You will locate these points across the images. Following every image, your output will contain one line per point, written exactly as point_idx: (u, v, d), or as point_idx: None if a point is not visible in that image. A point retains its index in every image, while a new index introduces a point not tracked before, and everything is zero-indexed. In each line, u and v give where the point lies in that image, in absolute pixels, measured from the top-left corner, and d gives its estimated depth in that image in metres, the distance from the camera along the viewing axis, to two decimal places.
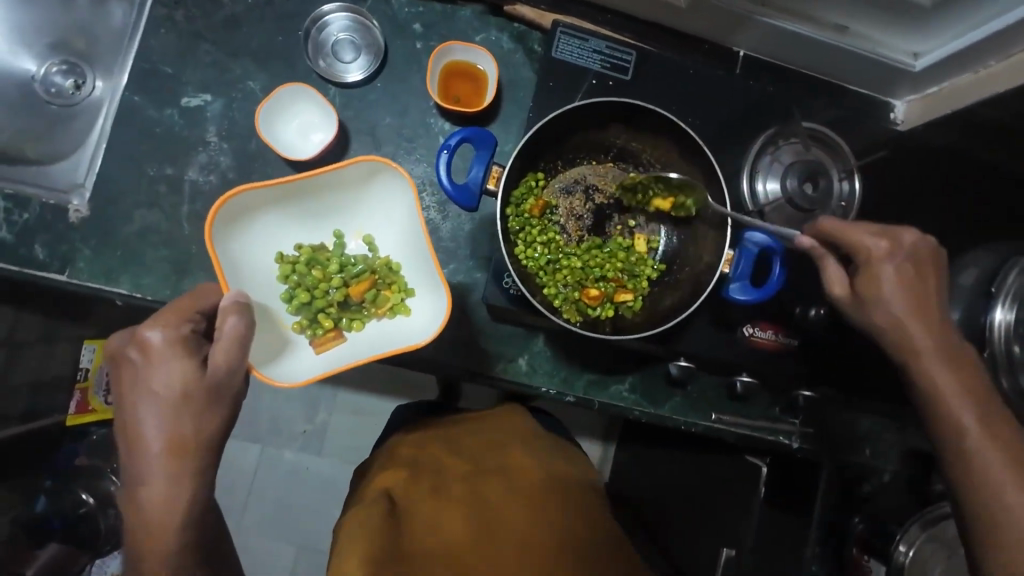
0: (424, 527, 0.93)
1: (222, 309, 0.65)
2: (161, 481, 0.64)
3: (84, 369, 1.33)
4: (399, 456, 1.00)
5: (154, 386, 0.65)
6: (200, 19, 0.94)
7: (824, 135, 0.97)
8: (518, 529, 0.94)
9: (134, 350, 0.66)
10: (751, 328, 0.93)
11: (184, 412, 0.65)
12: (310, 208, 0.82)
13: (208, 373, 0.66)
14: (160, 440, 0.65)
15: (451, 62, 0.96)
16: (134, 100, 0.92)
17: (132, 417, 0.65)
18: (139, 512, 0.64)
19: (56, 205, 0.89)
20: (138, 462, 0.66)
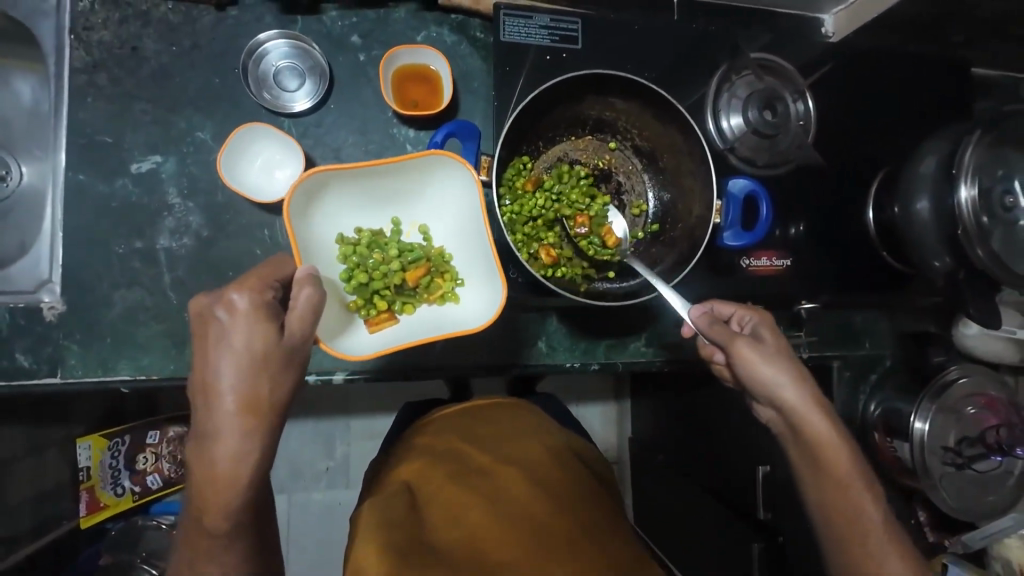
0: (441, 520, 0.85)
1: (297, 281, 0.63)
2: (231, 438, 0.56)
3: (84, 468, 1.27)
4: (420, 449, 0.97)
5: (230, 340, 0.57)
6: (125, 78, 0.88)
7: (772, 63, 1.01)
8: (535, 516, 0.85)
9: (218, 307, 0.58)
10: (748, 258, 0.96)
11: (265, 370, 0.58)
12: (376, 191, 0.81)
13: (285, 339, 0.60)
14: (232, 398, 0.56)
15: (401, 68, 0.94)
16: (79, 178, 0.87)
17: (206, 371, 0.57)
18: (205, 469, 0.56)
19: (27, 306, 0.84)
20: (207, 416, 0.57)
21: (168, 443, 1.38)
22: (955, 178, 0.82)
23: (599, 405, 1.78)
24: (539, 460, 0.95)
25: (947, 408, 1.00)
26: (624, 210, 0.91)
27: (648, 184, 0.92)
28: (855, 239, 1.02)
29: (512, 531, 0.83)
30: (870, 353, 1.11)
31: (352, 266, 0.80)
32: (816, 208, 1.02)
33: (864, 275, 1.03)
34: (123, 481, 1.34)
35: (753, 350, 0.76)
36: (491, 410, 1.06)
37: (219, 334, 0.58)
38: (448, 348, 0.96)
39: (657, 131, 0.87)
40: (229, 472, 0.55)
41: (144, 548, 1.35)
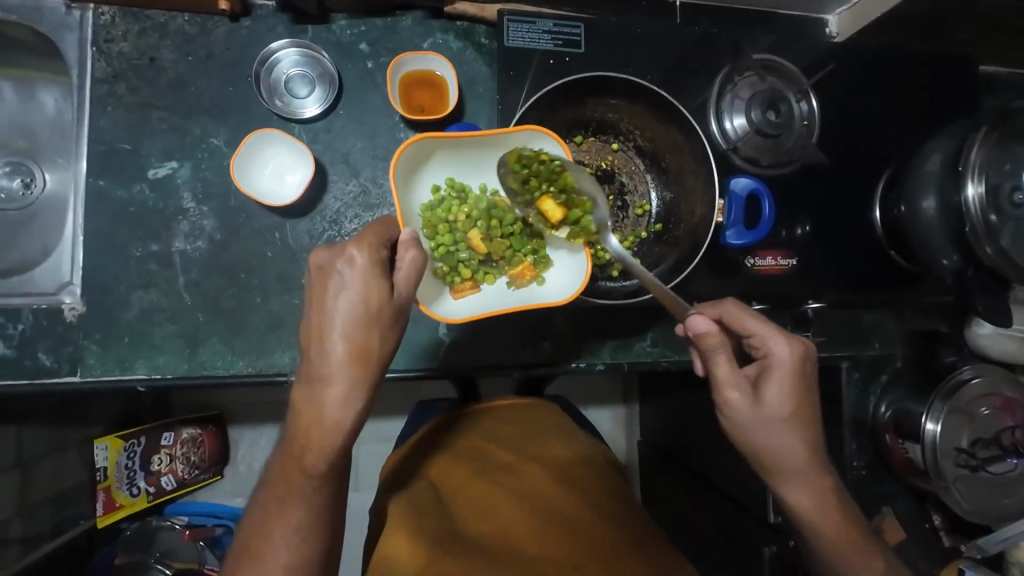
0: (468, 513, 0.86)
1: (404, 243, 0.65)
2: (343, 383, 0.61)
3: (101, 468, 1.28)
4: (443, 447, 0.98)
5: (349, 292, 0.61)
6: (144, 87, 0.92)
7: (774, 63, 1.01)
8: (562, 510, 0.86)
9: (339, 260, 0.61)
10: (753, 258, 0.96)
11: (375, 327, 0.62)
12: (469, 161, 0.83)
13: (395, 296, 0.63)
14: (344, 347, 0.60)
15: (407, 74, 0.96)
16: (99, 184, 0.90)
17: (323, 318, 0.61)
18: (313, 409, 0.61)
19: (48, 308, 0.87)
20: (318, 362, 0.61)
21: (181, 445, 1.42)
22: (961, 175, 0.82)
23: (609, 409, 1.78)
24: (564, 460, 0.95)
25: (958, 410, 0.98)
26: (627, 210, 0.91)
27: (651, 184, 0.92)
28: (863, 238, 1.02)
29: (541, 524, 0.83)
30: (880, 353, 1.10)
31: (439, 231, 0.80)
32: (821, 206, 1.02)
33: (870, 274, 1.03)
34: (138, 482, 1.36)
35: (767, 409, 0.75)
36: (510, 410, 1.06)
37: (338, 286, 0.61)
38: (454, 347, 0.97)
39: (659, 133, 0.87)
40: (336, 415, 0.60)
41: (158, 548, 1.40)
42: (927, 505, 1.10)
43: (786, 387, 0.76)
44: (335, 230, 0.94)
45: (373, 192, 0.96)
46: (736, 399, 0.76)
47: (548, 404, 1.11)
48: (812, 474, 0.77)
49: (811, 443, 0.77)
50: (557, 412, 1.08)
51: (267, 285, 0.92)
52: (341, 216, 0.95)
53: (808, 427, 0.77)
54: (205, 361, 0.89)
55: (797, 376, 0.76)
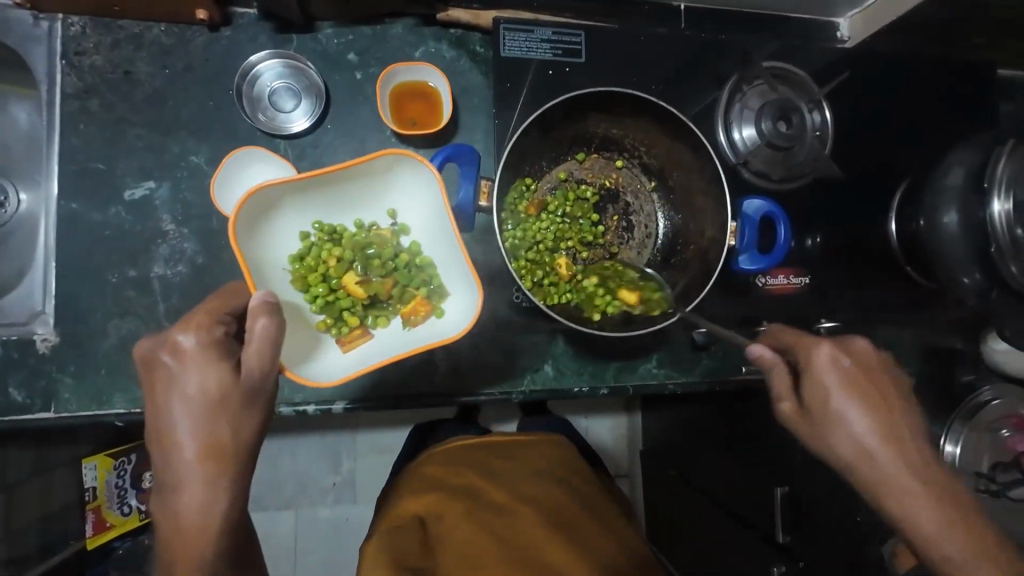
0: (452, 560, 0.80)
1: (252, 310, 0.57)
2: (193, 485, 0.55)
3: (90, 488, 1.26)
4: (429, 480, 0.93)
5: (183, 385, 0.56)
6: (119, 103, 0.87)
7: (785, 71, 0.96)
8: (556, 563, 0.81)
9: (164, 351, 0.57)
10: (764, 277, 0.91)
11: (223, 414, 0.57)
12: (331, 204, 0.81)
13: (242, 377, 0.58)
14: (192, 444, 0.56)
15: (399, 85, 0.91)
16: (72, 206, 0.85)
17: (161, 421, 0.56)
18: (172, 518, 0.55)
19: (20, 338, 0.82)
20: (167, 466, 0.56)
21: None
22: (986, 192, 0.77)
23: (610, 417, 1.72)
24: (559, 503, 0.90)
25: (979, 429, 0.97)
26: (632, 231, 0.86)
27: (657, 203, 0.86)
28: (877, 253, 0.98)
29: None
30: None
31: (311, 282, 0.79)
32: (834, 220, 0.97)
33: (884, 290, 0.99)
34: (129, 500, 1.35)
35: (840, 415, 0.64)
36: (505, 446, 1.00)
37: (169, 381, 0.57)
38: (450, 372, 0.92)
39: (665, 149, 0.81)
40: (195, 521, 0.54)
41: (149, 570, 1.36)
42: None
43: (856, 376, 0.65)
44: None
45: None
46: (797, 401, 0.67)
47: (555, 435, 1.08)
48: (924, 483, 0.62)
49: (905, 450, 0.63)
50: (560, 444, 1.04)
51: None
52: None
53: (892, 426, 0.63)
54: None
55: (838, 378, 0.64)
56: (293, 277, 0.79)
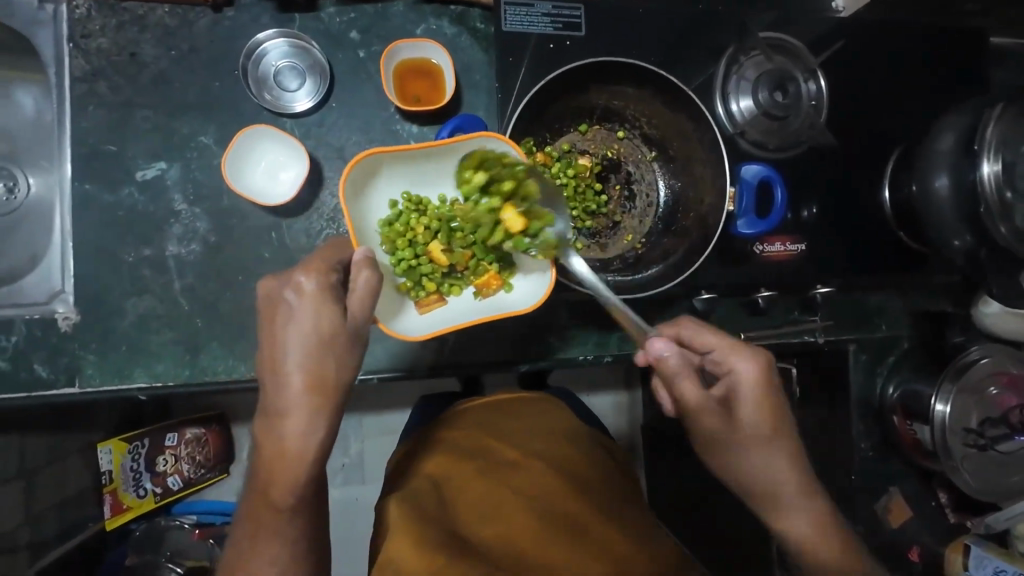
0: (469, 513, 0.85)
1: (356, 263, 0.65)
2: (300, 415, 0.60)
3: (106, 471, 1.28)
4: (446, 444, 0.96)
5: (298, 320, 0.60)
6: (126, 85, 0.88)
7: (780, 41, 0.98)
8: (572, 513, 0.86)
9: (287, 289, 0.61)
10: (762, 244, 0.94)
11: (331, 354, 0.61)
12: (425, 177, 0.81)
13: (349, 321, 0.62)
14: (302, 377, 0.60)
15: (402, 62, 0.92)
16: (86, 188, 0.86)
17: (275, 351, 0.61)
18: (273, 442, 0.60)
19: (42, 318, 0.84)
20: (276, 394, 0.60)
21: (186, 445, 1.41)
22: (976, 155, 0.80)
23: (610, 393, 1.73)
24: (574, 463, 0.94)
25: (968, 388, 0.96)
26: (634, 200, 0.87)
27: (658, 172, 0.88)
28: (871, 220, 1.01)
29: (553, 528, 0.83)
30: (888, 335, 1.10)
31: (399, 246, 0.79)
32: (829, 187, 0.99)
33: (878, 255, 1.02)
34: (144, 483, 1.35)
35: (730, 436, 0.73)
36: (516, 404, 1.04)
37: (287, 317, 0.61)
38: (459, 342, 0.95)
39: (664, 119, 0.83)
40: (297, 448, 0.59)
41: (167, 547, 1.41)
42: (935, 483, 1.10)
43: (762, 401, 0.72)
44: (333, 228, 0.92)
45: None
46: (713, 424, 0.73)
47: (556, 401, 1.10)
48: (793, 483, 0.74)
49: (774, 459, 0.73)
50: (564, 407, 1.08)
51: None
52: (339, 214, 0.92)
53: (783, 441, 0.73)
54: (206, 367, 0.87)
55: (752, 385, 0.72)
56: (381, 239, 0.80)
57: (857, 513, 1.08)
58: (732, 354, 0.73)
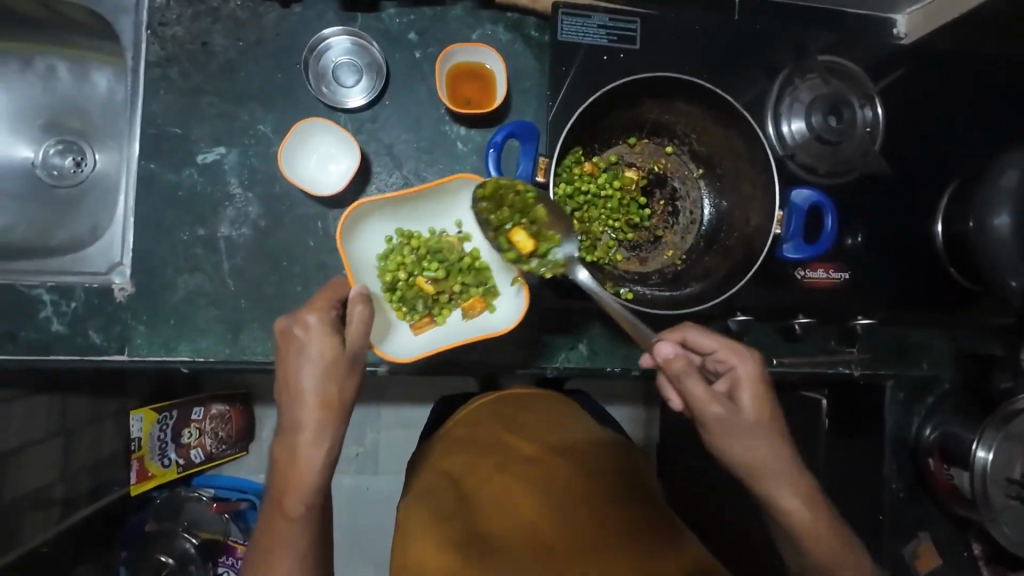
0: (488, 512, 0.87)
1: (352, 297, 0.68)
2: (311, 435, 0.65)
3: (135, 438, 1.33)
4: (459, 440, 0.95)
5: (307, 349, 0.65)
6: (195, 72, 0.92)
7: (838, 65, 0.97)
8: (585, 514, 0.88)
9: (295, 325, 0.66)
10: (803, 270, 0.91)
11: (335, 377, 0.66)
12: (418, 215, 0.84)
13: (349, 346, 0.67)
14: (310, 397, 0.64)
15: (456, 65, 0.94)
16: (150, 167, 0.91)
17: (285, 377, 0.66)
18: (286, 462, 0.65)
19: (100, 287, 0.89)
20: (286, 417, 0.65)
21: (211, 420, 1.46)
22: None
23: (628, 407, 1.71)
24: (591, 457, 0.94)
25: (1015, 437, 0.90)
26: (678, 216, 0.86)
27: (704, 190, 0.87)
28: (920, 253, 0.98)
29: (570, 526, 0.86)
30: (928, 373, 1.06)
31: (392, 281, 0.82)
32: (878, 217, 0.97)
33: (925, 290, 0.99)
34: (170, 453, 1.41)
35: (752, 438, 0.68)
36: (530, 398, 1.03)
37: (297, 347, 0.66)
38: (489, 343, 0.96)
39: (715, 136, 0.82)
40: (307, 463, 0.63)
41: (185, 517, 1.45)
42: (968, 533, 1.05)
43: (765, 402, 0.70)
44: None
45: (416, 184, 0.96)
46: (718, 415, 0.68)
47: (575, 404, 1.09)
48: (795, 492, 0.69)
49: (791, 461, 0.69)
50: (577, 408, 1.06)
51: (308, 275, 0.93)
52: None
53: (781, 438, 0.70)
54: (246, 347, 0.90)
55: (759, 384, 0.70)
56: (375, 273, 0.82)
57: (881, 555, 1.04)
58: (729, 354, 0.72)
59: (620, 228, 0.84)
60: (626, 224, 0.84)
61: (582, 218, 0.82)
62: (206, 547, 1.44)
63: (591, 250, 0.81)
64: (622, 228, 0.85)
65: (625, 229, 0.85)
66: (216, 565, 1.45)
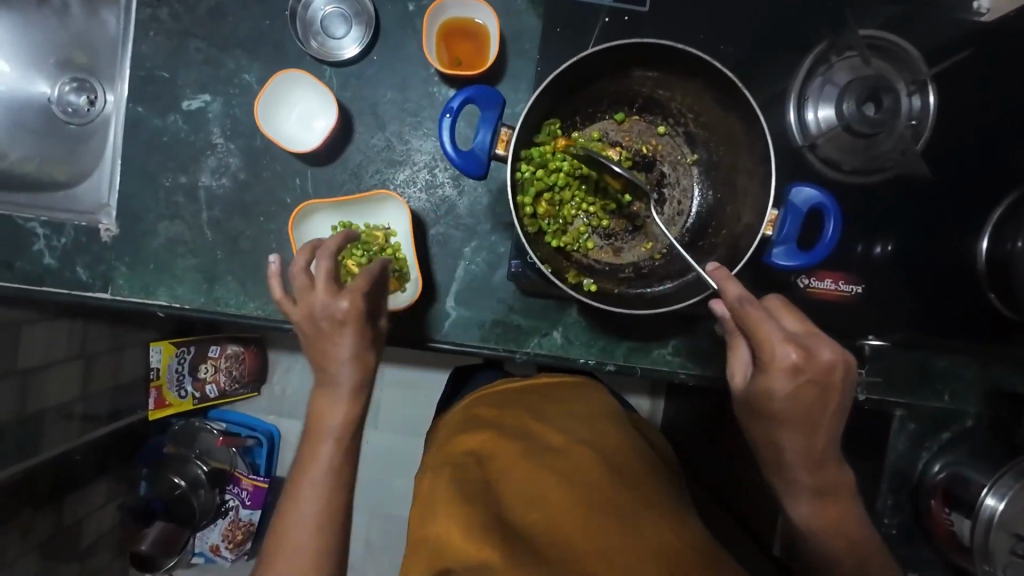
0: (516, 498, 0.74)
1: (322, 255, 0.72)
2: (342, 393, 0.73)
3: (154, 368, 1.39)
4: (480, 421, 0.86)
5: (331, 311, 0.70)
6: (185, 15, 0.90)
7: (884, 42, 0.83)
8: (622, 507, 0.72)
9: (312, 296, 0.71)
10: (807, 278, 0.83)
11: (359, 335, 0.72)
12: (353, 208, 0.90)
13: (343, 308, 0.70)
14: (345, 360, 0.72)
15: (448, 21, 0.88)
16: (138, 110, 0.91)
17: (329, 335, 0.72)
18: (319, 413, 0.73)
19: (88, 226, 0.92)
20: (325, 370, 0.73)
21: (226, 358, 1.52)
22: None
23: (630, 397, 1.64)
24: (626, 455, 0.81)
25: None
26: (663, 205, 0.78)
27: (697, 178, 0.78)
28: (956, 272, 0.85)
29: (612, 526, 0.69)
30: (949, 407, 0.93)
31: None
32: (911, 223, 0.84)
33: (951, 315, 0.86)
34: (186, 385, 1.47)
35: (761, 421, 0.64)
36: (554, 390, 0.94)
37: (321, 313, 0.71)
38: (458, 320, 0.93)
39: (715, 119, 0.71)
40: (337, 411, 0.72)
41: (198, 446, 1.54)
42: None
43: (806, 390, 0.61)
44: (355, 183, 0.92)
45: (398, 149, 0.91)
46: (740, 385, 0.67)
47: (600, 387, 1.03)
48: (811, 462, 0.65)
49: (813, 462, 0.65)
50: (606, 396, 0.98)
51: (283, 233, 0.92)
52: (362, 171, 0.91)
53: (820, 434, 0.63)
54: (218, 298, 0.91)
55: (822, 378, 0.60)
56: None
57: None
58: (808, 339, 0.61)
59: (594, 213, 0.78)
60: (602, 209, 0.78)
61: (552, 201, 0.77)
62: (215, 475, 1.53)
63: (559, 237, 0.76)
64: (598, 213, 0.79)
65: (600, 216, 0.78)
66: (223, 492, 1.55)
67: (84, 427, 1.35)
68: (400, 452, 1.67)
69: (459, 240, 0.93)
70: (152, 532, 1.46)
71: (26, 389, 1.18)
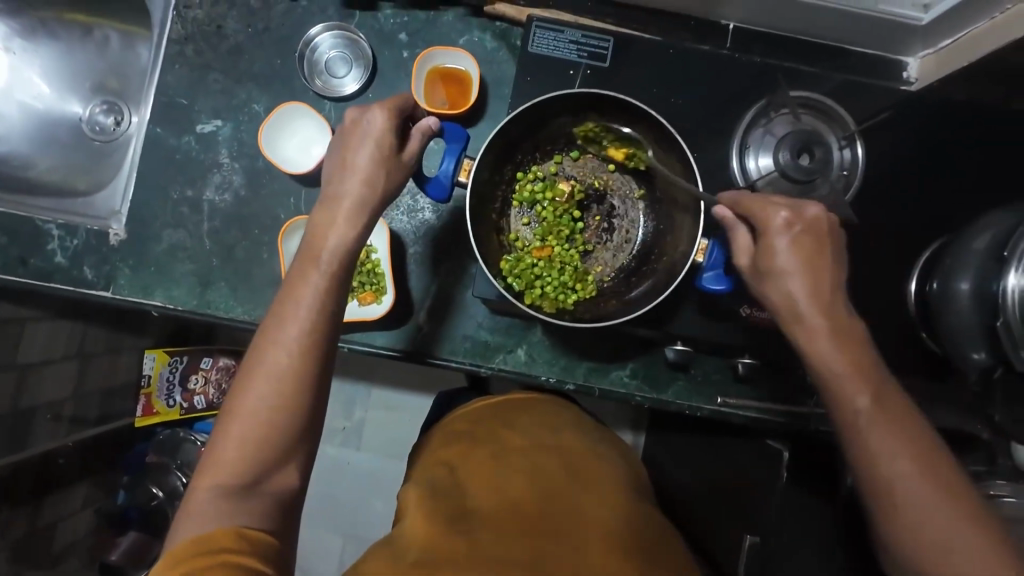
0: (481, 493, 0.77)
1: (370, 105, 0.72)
2: (343, 224, 0.70)
3: (145, 375, 1.45)
4: (451, 434, 0.91)
5: (369, 139, 0.71)
6: (207, 52, 1.03)
7: (817, 102, 0.93)
8: (575, 503, 0.77)
9: (365, 117, 0.72)
10: (747, 308, 0.91)
11: (384, 164, 0.72)
12: None
13: (372, 127, 0.71)
14: (356, 181, 0.71)
15: (436, 66, 1.00)
16: (157, 131, 1.03)
17: (350, 155, 0.72)
18: (317, 241, 0.71)
19: (99, 229, 1.01)
20: (333, 199, 0.71)
21: (217, 371, 1.56)
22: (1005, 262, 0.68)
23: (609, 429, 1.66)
24: (584, 457, 0.86)
25: None
26: (612, 233, 0.88)
27: (643, 212, 0.87)
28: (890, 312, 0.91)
29: (566, 517, 0.74)
30: None
31: None
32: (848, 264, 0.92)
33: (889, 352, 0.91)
34: (175, 395, 1.51)
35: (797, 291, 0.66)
36: (529, 401, 1.00)
37: (362, 136, 0.72)
38: (428, 333, 1.00)
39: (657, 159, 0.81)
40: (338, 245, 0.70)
41: (180, 457, 1.54)
42: None
43: (804, 238, 0.67)
44: None
45: None
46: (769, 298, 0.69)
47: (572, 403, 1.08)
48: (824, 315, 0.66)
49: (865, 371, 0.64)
50: (575, 408, 1.03)
51: (275, 244, 1.00)
52: None
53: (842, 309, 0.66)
54: (209, 300, 0.99)
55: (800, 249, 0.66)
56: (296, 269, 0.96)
57: None
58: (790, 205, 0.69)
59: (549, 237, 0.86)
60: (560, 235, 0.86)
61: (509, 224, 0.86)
62: None
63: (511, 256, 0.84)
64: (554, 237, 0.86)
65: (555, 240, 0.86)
66: None
67: (72, 427, 1.40)
68: (382, 473, 1.68)
69: (435, 259, 1.01)
70: (125, 541, 1.47)
71: (23, 383, 1.25)
